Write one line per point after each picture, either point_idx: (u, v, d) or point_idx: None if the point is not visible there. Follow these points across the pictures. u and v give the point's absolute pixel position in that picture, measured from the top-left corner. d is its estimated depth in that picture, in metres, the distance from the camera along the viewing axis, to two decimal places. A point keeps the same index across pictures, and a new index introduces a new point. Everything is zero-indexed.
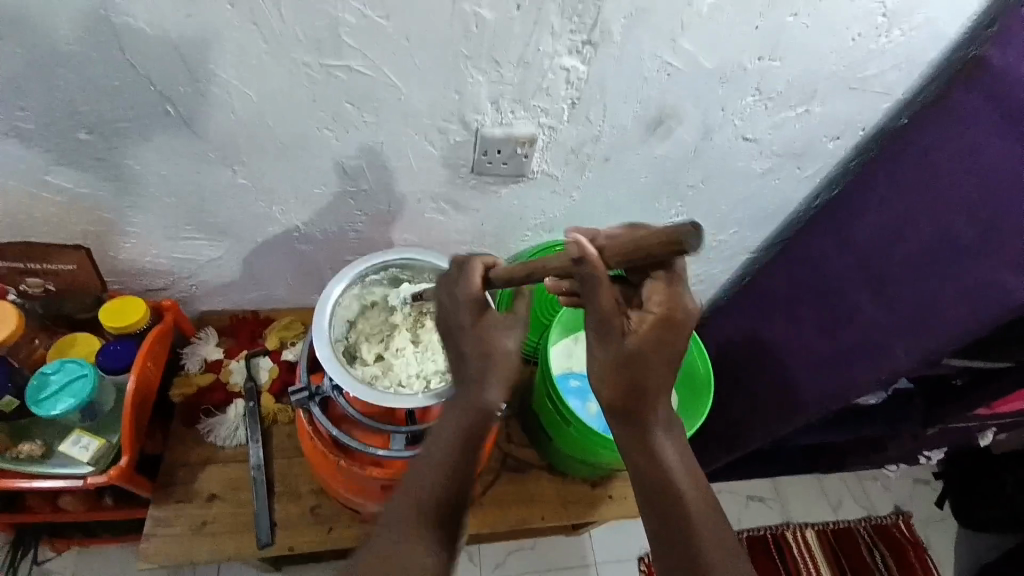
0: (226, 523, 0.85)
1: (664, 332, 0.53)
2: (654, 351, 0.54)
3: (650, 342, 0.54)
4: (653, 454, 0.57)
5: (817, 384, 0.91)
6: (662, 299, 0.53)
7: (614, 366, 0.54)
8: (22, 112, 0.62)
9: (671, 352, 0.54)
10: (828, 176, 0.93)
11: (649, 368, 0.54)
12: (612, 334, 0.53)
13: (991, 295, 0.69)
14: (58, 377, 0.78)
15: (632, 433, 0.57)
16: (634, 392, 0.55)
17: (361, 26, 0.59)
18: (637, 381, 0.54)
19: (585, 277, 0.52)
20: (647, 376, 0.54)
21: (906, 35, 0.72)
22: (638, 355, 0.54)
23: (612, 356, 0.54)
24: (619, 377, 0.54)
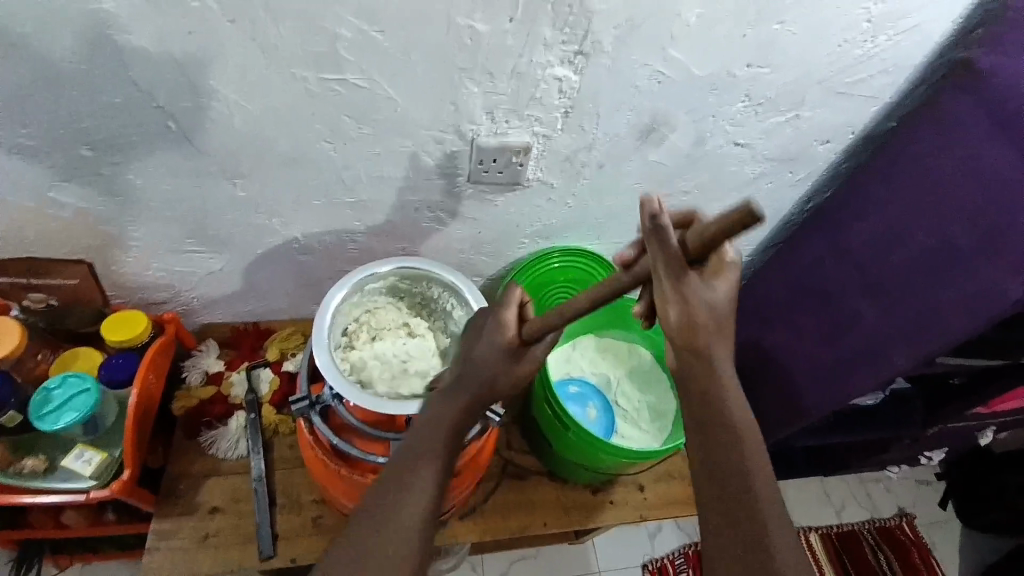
0: (227, 536, 0.85)
1: (735, 280, 0.56)
2: (727, 299, 0.56)
3: (726, 289, 0.55)
4: (719, 406, 0.58)
5: (817, 391, 0.92)
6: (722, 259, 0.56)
7: (690, 319, 0.55)
8: (26, 130, 0.63)
9: (738, 303, 0.57)
10: (821, 179, 0.95)
11: (723, 316, 0.56)
12: (691, 289, 0.53)
13: (990, 297, 0.70)
14: (60, 392, 0.78)
15: (702, 387, 0.58)
16: (707, 341, 0.56)
17: (359, 41, 0.61)
18: (714, 328, 0.56)
19: (658, 234, 0.50)
20: (721, 324, 0.56)
21: (891, 40, 0.74)
22: (711, 307, 0.55)
23: (690, 306, 0.54)
24: (699, 322, 0.55)
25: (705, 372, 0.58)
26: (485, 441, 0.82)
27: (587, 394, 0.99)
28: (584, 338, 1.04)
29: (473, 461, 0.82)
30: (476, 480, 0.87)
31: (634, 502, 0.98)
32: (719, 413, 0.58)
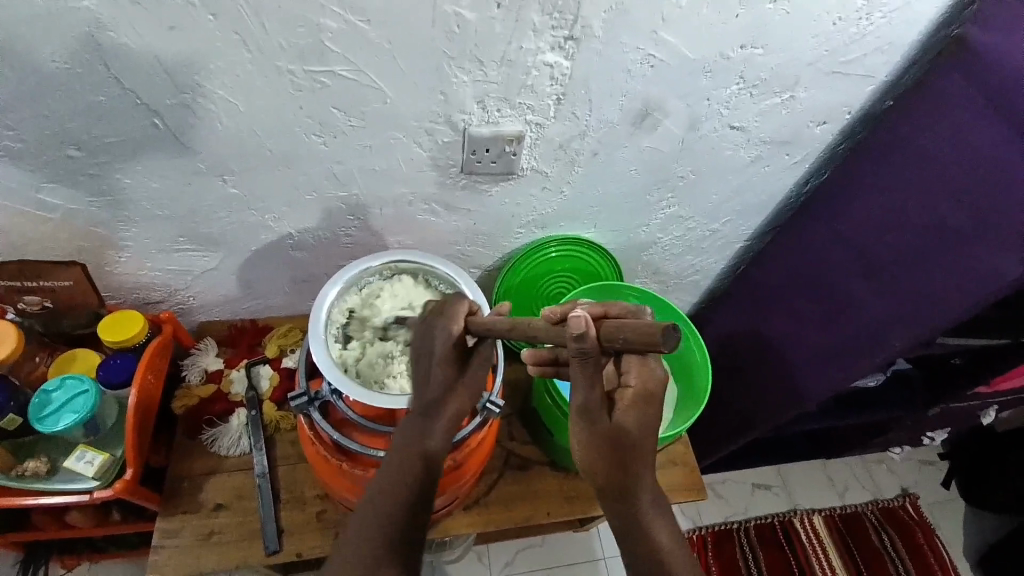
0: (232, 533, 0.85)
1: (643, 409, 0.57)
2: (636, 430, 0.56)
3: (631, 423, 0.56)
4: (638, 524, 0.58)
5: (821, 373, 0.93)
6: (637, 377, 0.57)
7: (599, 449, 0.56)
8: (11, 132, 0.62)
9: (649, 431, 0.57)
10: (818, 162, 0.94)
11: (634, 451, 0.56)
12: (598, 416, 0.56)
13: (988, 277, 0.71)
14: (59, 395, 0.78)
15: (620, 511, 0.59)
16: (624, 477, 0.57)
17: (344, 32, 0.60)
18: (624, 464, 0.57)
19: (583, 352, 0.51)
20: (631, 457, 0.57)
21: (887, 17, 0.73)
22: (622, 436, 0.56)
23: (592, 436, 0.56)
24: (605, 464, 0.57)
25: (629, 503, 0.58)
26: (485, 432, 0.82)
27: None
28: None
29: (474, 452, 0.81)
30: (478, 471, 0.87)
31: None
32: (643, 539, 0.58)
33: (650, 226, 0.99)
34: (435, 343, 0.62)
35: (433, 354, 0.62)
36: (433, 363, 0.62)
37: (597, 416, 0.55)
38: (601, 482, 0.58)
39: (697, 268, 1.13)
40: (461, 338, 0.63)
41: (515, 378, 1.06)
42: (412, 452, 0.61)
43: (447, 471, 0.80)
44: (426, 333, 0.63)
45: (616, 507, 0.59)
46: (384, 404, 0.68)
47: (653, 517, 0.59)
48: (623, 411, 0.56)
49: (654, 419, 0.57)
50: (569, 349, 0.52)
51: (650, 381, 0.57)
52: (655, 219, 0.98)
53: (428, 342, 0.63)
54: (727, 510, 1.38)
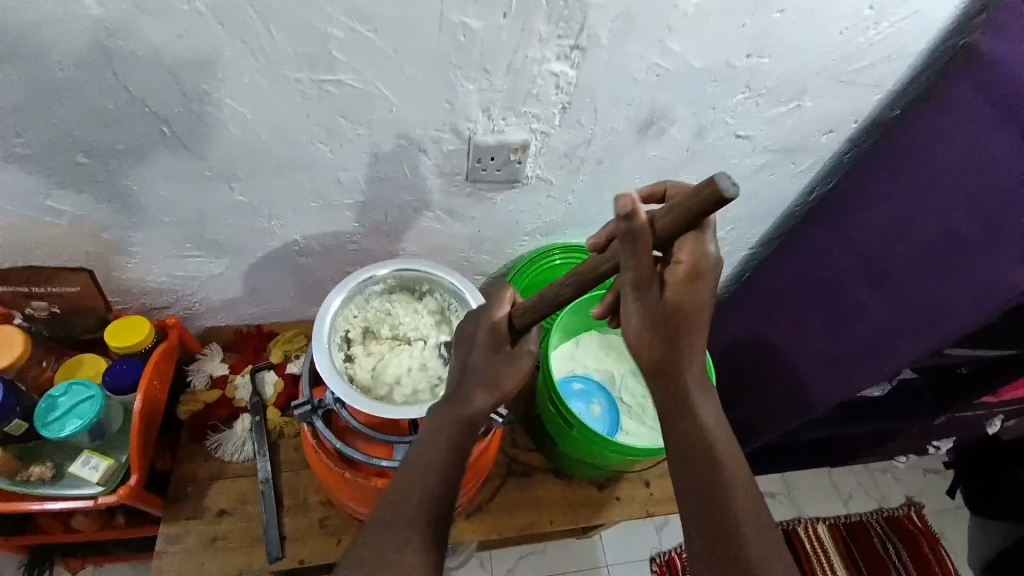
0: (235, 538, 0.85)
1: (695, 283, 0.54)
2: (687, 306, 0.54)
3: (682, 298, 0.54)
4: (702, 441, 0.57)
5: (825, 381, 0.92)
6: (689, 253, 0.53)
7: (649, 324, 0.54)
8: (21, 138, 0.63)
9: (701, 308, 0.55)
10: (823, 170, 0.93)
11: (683, 328, 0.55)
12: (648, 293, 0.53)
13: (997, 292, 0.69)
14: (65, 400, 0.78)
15: (683, 429, 0.57)
16: (675, 356, 0.56)
17: (350, 40, 0.60)
18: (677, 339, 0.55)
19: (629, 233, 0.50)
20: (683, 333, 0.55)
21: (894, 26, 0.72)
22: (673, 312, 0.54)
23: (644, 309, 0.54)
24: (660, 336, 0.55)
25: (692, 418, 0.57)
26: (489, 441, 0.82)
27: (591, 390, 0.99)
28: (587, 335, 1.03)
29: (478, 461, 0.81)
30: (481, 479, 0.87)
31: (640, 498, 0.98)
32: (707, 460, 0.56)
33: None
34: (478, 345, 0.64)
35: (475, 342, 0.65)
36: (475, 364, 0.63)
37: (649, 290, 0.53)
38: (650, 361, 0.56)
39: None
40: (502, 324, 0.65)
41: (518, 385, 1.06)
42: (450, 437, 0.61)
43: None
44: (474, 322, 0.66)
45: (680, 426, 0.57)
46: (388, 415, 0.68)
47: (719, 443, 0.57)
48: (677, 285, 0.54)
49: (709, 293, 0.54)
50: (617, 233, 0.51)
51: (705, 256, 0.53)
52: None
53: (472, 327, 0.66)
54: None
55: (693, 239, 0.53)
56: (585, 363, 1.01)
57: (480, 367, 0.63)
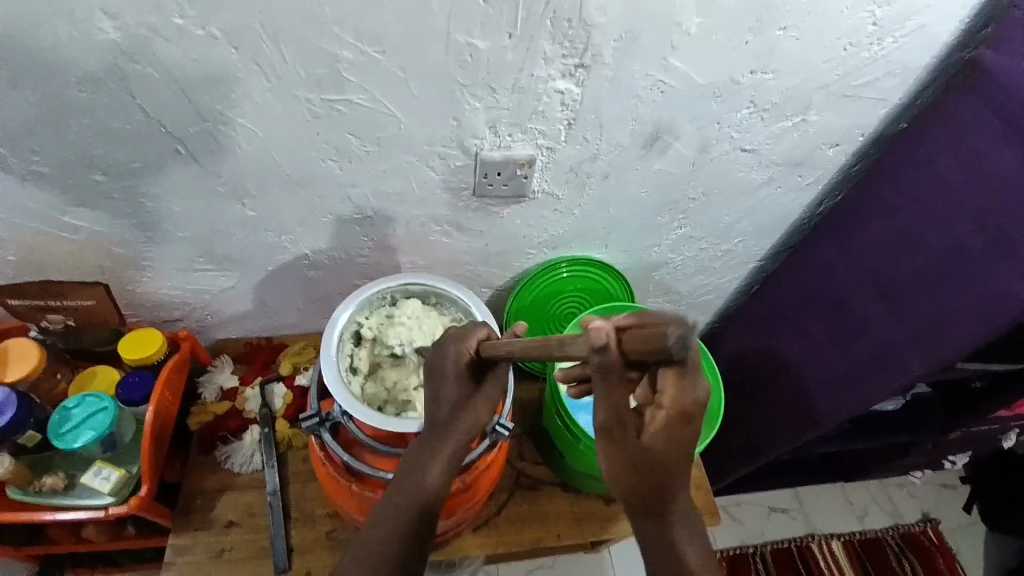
0: (243, 550, 0.86)
1: (678, 425, 0.51)
2: (667, 452, 0.52)
3: (661, 443, 0.51)
4: (663, 537, 0.55)
5: (831, 396, 0.92)
6: (671, 397, 0.50)
7: (621, 462, 0.53)
8: (41, 157, 0.65)
9: (681, 454, 0.52)
10: (831, 183, 0.93)
11: (662, 471, 0.52)
12: (624, 434, 0.52)
13: (1002, 306, 0.70)
14: (79, 411, 0.80)
15: (646, 521, 0.55)
16: (649, 492, 0.53)
17: (359, 61, 0.62)
18: (653, 485, 0.53)
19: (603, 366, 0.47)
20: (661, 475, 0.52)
21: (898, 41, 0.73)
22: (651, 457, 0.52)
23: (620, 451, 0.52)
24: (628, 478, 0.53)
25: (658, 516, 0.55)
26: (494, 455, 0.82)
27: None
28: None
29: (483, 474, 0.81)
30: (489, 491, 0.87)
31: None
32: (671, 554, 0.54)
33: (661, 246, 0.99)
34: (447, 361, 0.65)
35: (444, 373, 0.65)
36: (445, 381, 0.64)
37: (623, 432, 0.52)
38: (625, 498, 0.54)
39: (709, 287, 1.12)
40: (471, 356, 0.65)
41: (524, 398, 1.06)
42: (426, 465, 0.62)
43: (457, 493, 0.80)
44: (440, 355, 0.66)
45: (647, 523, 0.55)
46: (391, 428, 0.69)
47: (685, 539, 0.55)
48: (656, 428, 0.51)
49: (688, 440, 0.51)
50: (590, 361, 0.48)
51: (686, 401, 0.50)
52: (666, 239, 0.98)
53: (440, 361, 0.66)
54: (743, 534, 1.35)
55: (674, 373, 0.49)
56: None
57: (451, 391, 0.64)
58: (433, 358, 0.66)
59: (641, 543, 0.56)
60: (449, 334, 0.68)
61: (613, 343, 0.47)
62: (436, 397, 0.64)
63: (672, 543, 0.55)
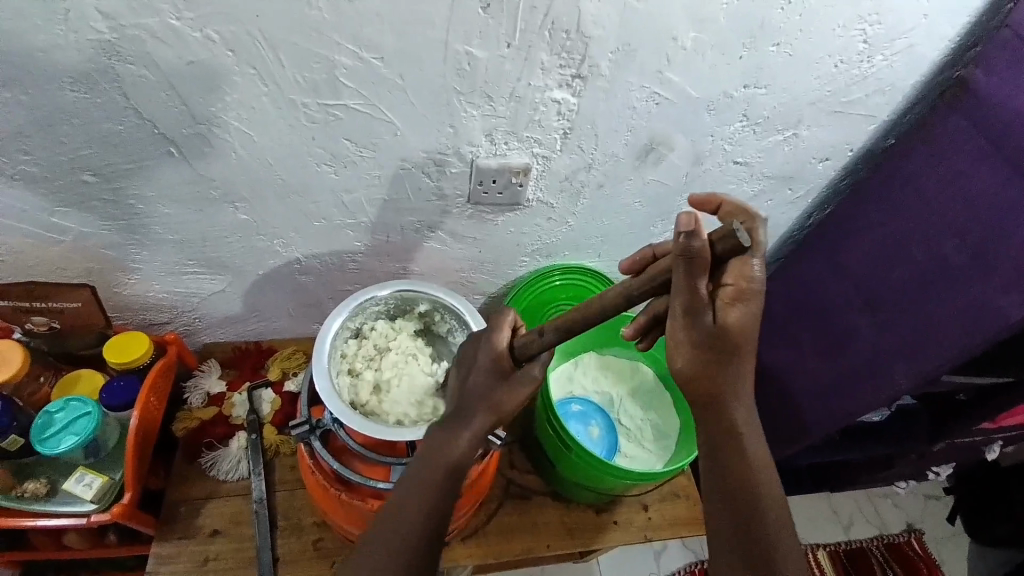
0: (228, 560, 0.84)
1: (745, 303, 0.55)
2: (737, 327, 0.56)
3: (731, 322, 0.55)
4: (729, 431, 0.58)
5: (821, 405, 0.94)
6: (733, 275, 0.55)
7: (696, 340, 0.56)
8: (29, 157, 0.64)
9: (747, 333, 0.56)
10: (820, 196, 0.94)
11: (730, 350, 0.57)
12: (698, 317, 0.54)
13: (987, 317, 0.71)
14: (63, 416, 0.78)
15: (710, 415, 0.59)
16: (716, 368, 0.57)
17: (357, 68, 0.62)
18: (723, 360, 0.57)
19: (688, 254, 0.51)
20: (731, 352, 0.57)
21: (888, 59, 0.74)
22: (721, 335, 0.56)
23: (697, 335, 0.55)
24: (701, 357, 0.56)
25: (722, 409, 0.58)
26: (486, 463, 0.81)
27: (589, 412, 0.99)
28: (587, 356, 1.04)
29: (474, 483, 0.80)
30: (478, 500, 0.87)
31: (638, 522, 0.97)
32: (732, 441, 0.58)
33: None
34: (480, 356, 0.65)
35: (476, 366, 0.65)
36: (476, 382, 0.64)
37: (699, 313, 0.54)
38: (694, 388, 0.58)
39: None
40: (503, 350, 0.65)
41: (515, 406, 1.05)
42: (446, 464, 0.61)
43: None
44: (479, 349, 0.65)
45: (709, 415, 0.59)
46: (377, 434, 0.68)
47: (745, 425, 0.59)
48: (727, 304, 0.55)
49: (756, 312, 0.56)
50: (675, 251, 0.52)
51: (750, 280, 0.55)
52: None
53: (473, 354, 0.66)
54: None
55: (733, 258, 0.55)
56: (584, 385, 1.01)
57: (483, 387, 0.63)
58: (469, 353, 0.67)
59: (705, 445, 0.59)
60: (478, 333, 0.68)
61: (702, 230, 0.51)
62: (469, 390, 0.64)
63: (734, 439, 0.58)
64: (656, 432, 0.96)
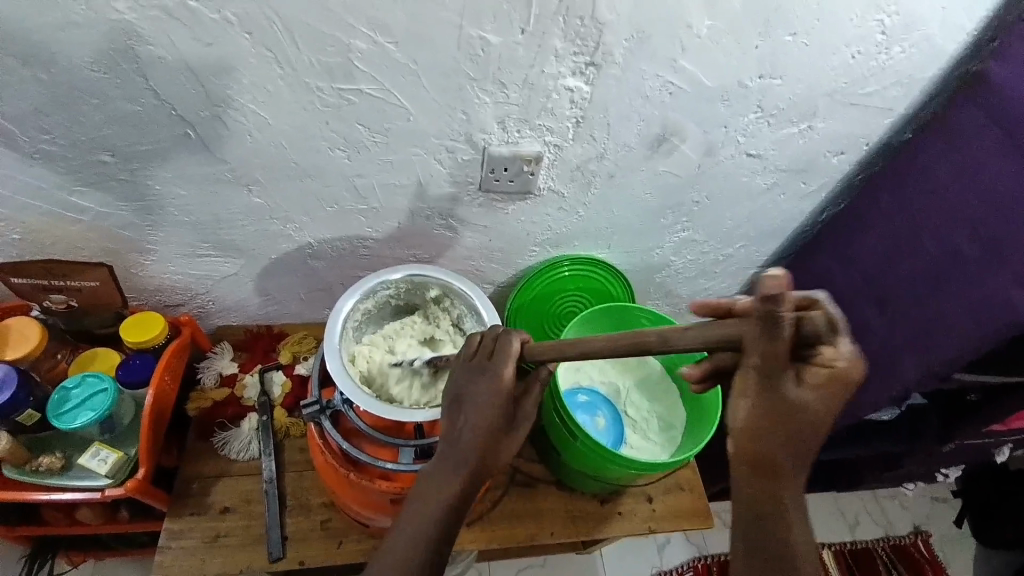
0: (237, 536, 0.86)
1: (832, 388, 0.46)
2: (819, 409, 0.46)
3: (811, 399, 0.46)
4: (773, 501, 0.50)
5: (839, 402, 0.98)
6: (845, 358, 0.44)
7: (763, 413, 0.48)
8: (50, 136, 0.65)
9: (829, 412, 0.47)
10: (835, 190, 0.92)
11: (801, 422, 0.47)
12: (771, 380, 0.46)
13: (997, 309, 0.73)
14: (79, 391, 0.80)
15: (761, 480, 0.50)
16: (777, 450, 0.49)
17: (372, 53, 0.62)
18: (787, 442, 0.48)
19: (771, 322, 0.43)
20: (801, 428, 0.48)
21: (906, 51, 0.73)
22: (795, 415, 0.47)
23: (768, 400, 0.47)
24: (770, 427, 0.48)
25: (777, 476, 0.50)
26: None
27: (595, 402, 0.99)
28: None
29: None
30: (483, 486, 0.87)
31: (641, 514, 0.97)
32: (776, 509, 0.50)
33: (663, 248, 1.00)
34: (478, 385, 0.62)
35: (473, 395, 0.62)
36: (473, 407, 0.61)
37: (773, 380, 0.46)
38: (749, 448, 0.50)
39: (709, 291, 1.13)
40: (508, 377, 0.62)
41: None
42: (461, 469, 0.59)
43: None
44: (475, 377, 0.62)
45: (756, 478, 0.50)
46: (358, 402, 0.69)
47: (795, 507, 0.50)
48: (809, 383, 0.46)
49: (845, 401, 0.46)
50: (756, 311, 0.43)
51: (842, 360, 0.44)
52: (668, 241, 0.98)
53: (471, 382, 0.62)
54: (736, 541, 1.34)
55: (821, 341, 0.44)
56: (590, 376, 1.01)
57: (475, 416, 0.61)
58: (462, 380, 0.63)
59: (744, 507, 0.51)
60: (480, 348, 0.65)
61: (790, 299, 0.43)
62: (463, 421, 0.61)
63: (779, 508, 0.50)
64: (663, 425, 0.97)
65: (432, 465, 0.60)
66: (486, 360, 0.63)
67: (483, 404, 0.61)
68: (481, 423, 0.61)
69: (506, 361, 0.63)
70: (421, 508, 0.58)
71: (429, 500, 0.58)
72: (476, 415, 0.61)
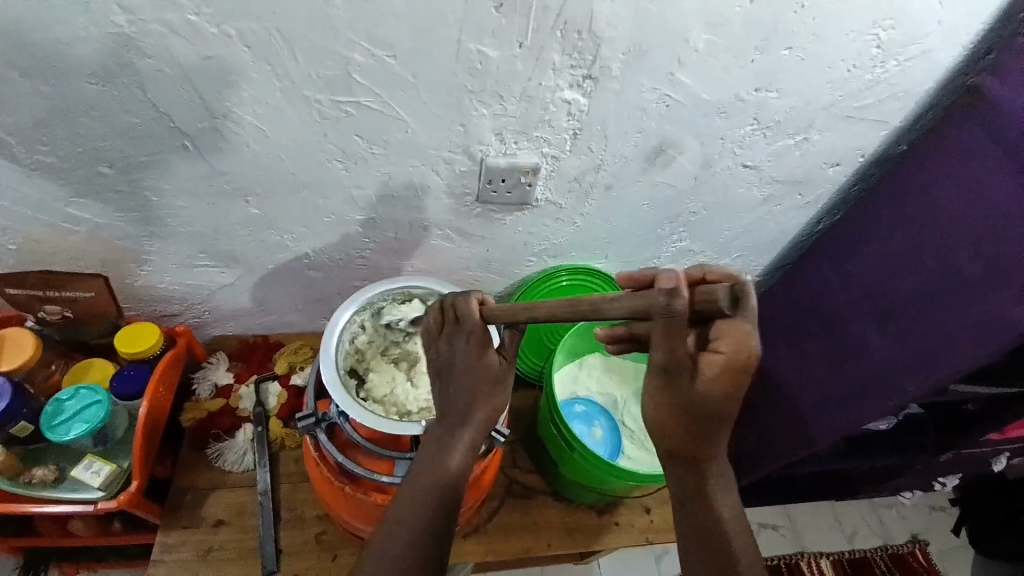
0: (232, 550, 0.85)
1: (729, 376, 0.51)
2: (720, 398, 0.52)
3: (713, 388, 0.52)
4: (710, 498, 0.56)
5: (830, 417, 0.90)
6: (729, 342, 0.50)
7: (673, 407, 0.54)
8: (46, 147, 0.65)
9: (731, 399, 0.53)
10: (829, 203, 0.95)
11: (711, 413, 0.53)
12: (679, 376, 0.52)
13: (996, 329, 0.69)
14: (72, 404, 0.79)
15: (692, 477, 0.56)
16: (695, 446, 0.55)
17: (370, 66, 0.62)
18: (697, 434, 0.54)
19: (669, 313, 0.47)
20: (713, 420, 0.54)
21: (902, 65, 0.74)
22: (700, 402, 0.53)
23: (673, 393, 0.53)
24: (674, 423, 0.54)
25: (702, 472, 0.56)
26: (490, 460, 0.82)
27: (593, 412, 0.99)
28: (593, 356, 1.03)
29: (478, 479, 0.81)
30: (480, 497, 0.87)
31: (639, 525, 0.97)
32: (710, 500, 0.56)
33: (661, 259, 1.00)
34: (456, 356, 0.63)
35: (454, 368, 0.63)
36: (457, 380, 0.63)
37: (676, 376, 0.52)
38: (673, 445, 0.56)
39: None
40: (484, 335, 0.63)
41: (520, 405, 1.06)
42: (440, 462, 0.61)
43: None
44: (453, 351, 0.64)
45: (687, 474, 0.57)
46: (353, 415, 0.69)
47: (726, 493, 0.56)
48: (707, 373, 0.52)
49: (741, 388, 0.52)
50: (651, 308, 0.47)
51: (738, 347, 0.50)
52: (665, 252, 0.98)
53: (448, 354, 0.64)
54: None
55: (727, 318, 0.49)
56: (588, 386, 1.01)
57: (463, 384, 0.63)
58: (442, 352, 0.64)
59: (682, 497, 0.57)
60: (448, 317, 0.65)
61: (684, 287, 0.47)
62: (447, 394, 0.63)
63: (714, 501, 0.56)
64: None
65: (421, 453, 0.62)
66: (455, 326, 0.64)
67: (462, 378, 0.63)
68: (464, 398, 0.62)
69: (471, 320, 0.63)
70: (407, 508, 0.58)
71: (412, 500, 0.59)
72: (460, 392, 0.62)
